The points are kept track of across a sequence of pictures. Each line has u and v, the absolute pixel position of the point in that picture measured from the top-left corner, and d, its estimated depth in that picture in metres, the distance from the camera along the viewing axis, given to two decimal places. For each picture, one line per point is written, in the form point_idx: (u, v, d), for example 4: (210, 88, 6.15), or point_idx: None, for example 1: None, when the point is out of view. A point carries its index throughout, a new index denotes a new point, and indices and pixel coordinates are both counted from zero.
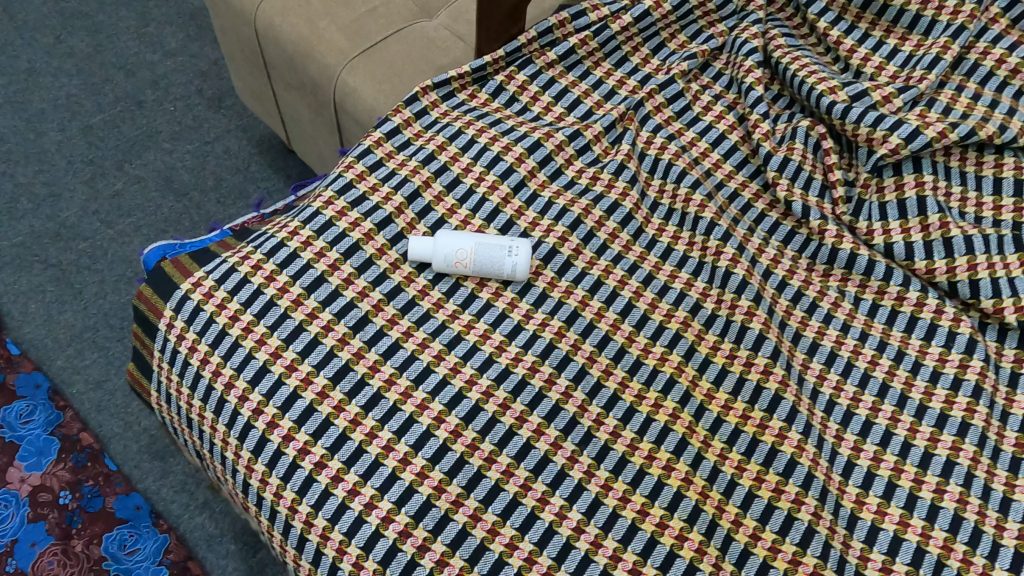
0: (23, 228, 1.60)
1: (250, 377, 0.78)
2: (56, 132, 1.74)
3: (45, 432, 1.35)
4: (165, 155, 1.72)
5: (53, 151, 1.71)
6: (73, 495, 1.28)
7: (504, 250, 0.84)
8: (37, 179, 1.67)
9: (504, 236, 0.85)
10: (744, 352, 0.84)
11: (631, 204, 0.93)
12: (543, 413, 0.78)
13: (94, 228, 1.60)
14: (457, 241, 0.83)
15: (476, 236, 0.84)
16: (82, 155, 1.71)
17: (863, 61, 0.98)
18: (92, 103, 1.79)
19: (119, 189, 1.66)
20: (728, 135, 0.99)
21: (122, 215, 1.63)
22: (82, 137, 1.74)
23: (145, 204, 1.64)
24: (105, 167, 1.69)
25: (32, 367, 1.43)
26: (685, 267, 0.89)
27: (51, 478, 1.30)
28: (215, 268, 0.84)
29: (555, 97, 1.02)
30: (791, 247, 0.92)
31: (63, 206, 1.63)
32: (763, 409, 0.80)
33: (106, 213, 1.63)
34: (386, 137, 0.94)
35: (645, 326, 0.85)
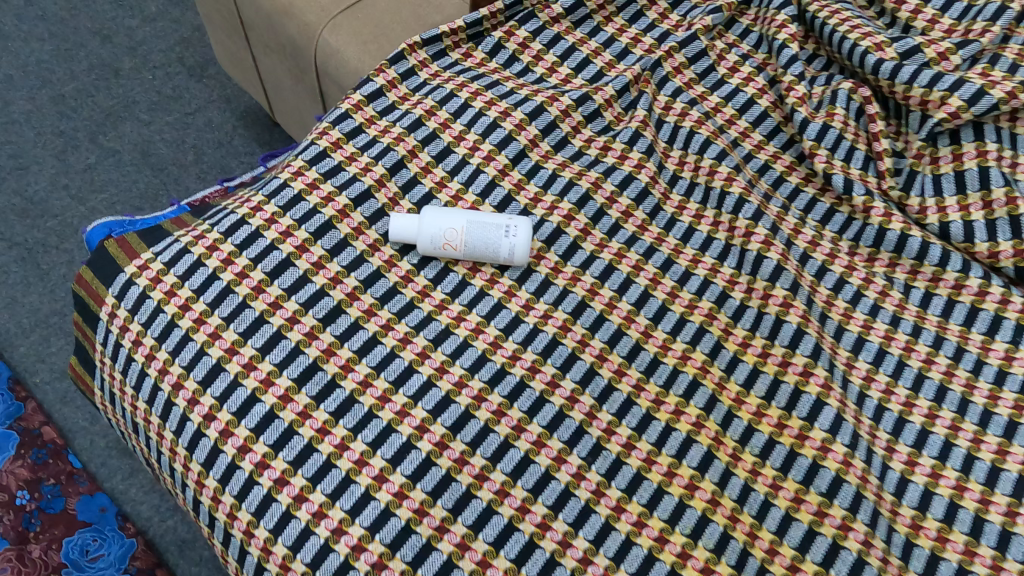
0: None
1: (201, 378, 0.67)
2: (25, 101, 1.62)
3: (3, 426, 1.24)
4: (142, 126, 1.60)
5: (22, 121, 1.59)
6: (32, 495, 1.18)
7: (500, 229, 0.72)
8: (3, 151, 1.55)
9: (499, 214, 0.73)
10: (779, 350, 0.72)
11: (647, 177, 0.81)
12: (544, 421, 0.67)
13: (63, 204, 1.49)
14: (445, 220, 0.72)
15: (467, 215, 0.72)
16: (53, 127, 1.59)
17: (913, 14, 0.85)
18: (64, 71, 1.67)
19: (91, 162, 1.54)
20: (758, 100, 0.86)
21: (94, 190, 1.51)
22: (53, 106, 1.62)
23: (118, 178, 1.52)
24: (77, 139, 1.57)
25: None
26: (709, 251, 0.78)
27: (10, 476, 1.19)
28: (165, 249, 0.72)
29: (561, 56, 0.90)
30: (830, 229, 0.80)
31: (30, 180, 1.52)
32: (803, 417, 0.69)
33: (76, 188, 1.51)
34: (367, 100, 0.82)
35: (664, 320, 0.73)
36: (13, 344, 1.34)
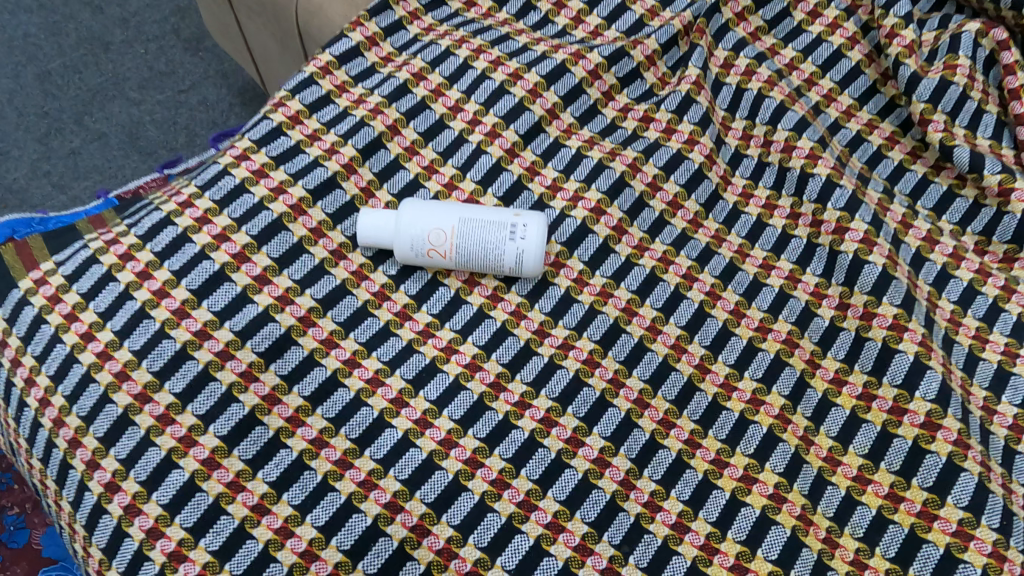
0: None
1: (103, 434, 0.49)
2: None
3: None
4: (179, 104, 1.26)
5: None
6: None
7: (503, 230, 0.53)
8: None
9: (502, 208, 0.55)
10: (889, 392, 0.52)
11: (701, 156, 0.62)
12: (562, 495, 0.50)
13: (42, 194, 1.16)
14: (429, 218, 0.54)
15: (460, 210, 0.54)
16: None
17: None
18: (51, 44, 1.29)
19: (74, 147, 1.21)
20: (848, 52, 0.66)
21: (79, 177, 1.19)
22: (44, 83, 1.25)
23: (106, 165, 1.20)
24: (62, 120, 1.23)
25: None
26: (785, 253, 0.58)
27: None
28: (69, 258, 0.54)
29: (589, 3, 0.70)
30: (947, 219, 0.59)
31: (9, 169, 1.19)
32: (927, 488, 0.49)
33: (59, 176, 1.19)
34: (338, 61, 0.63)
35: (727, 349, 0.54)
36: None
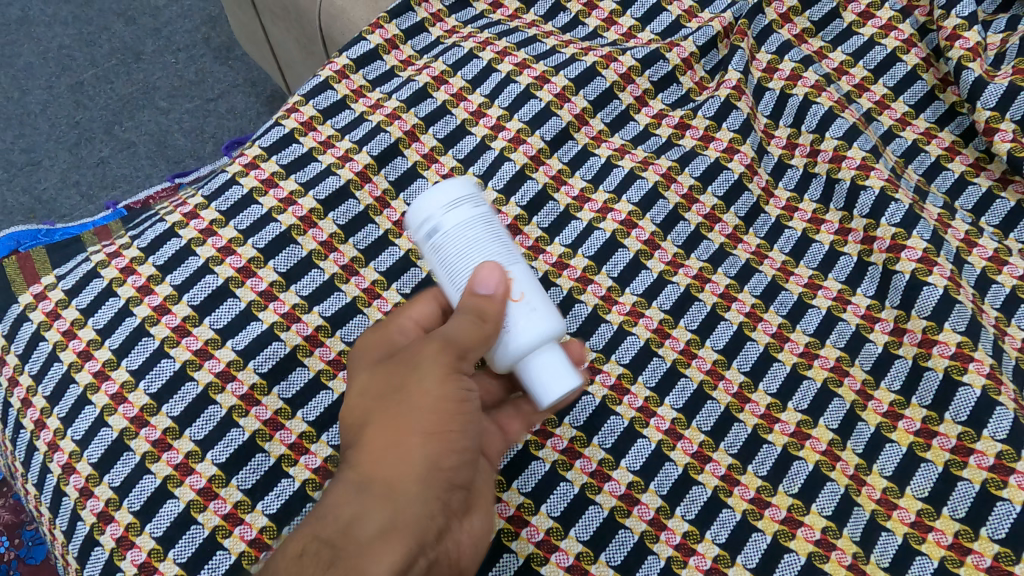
0: None
1: (97, 459, 0.47)
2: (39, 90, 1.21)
3: None
4: (206, 113, 1.20)
5: (34, 113, 1.19)
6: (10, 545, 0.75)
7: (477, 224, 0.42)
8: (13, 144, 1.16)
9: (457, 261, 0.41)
10: (951, 429, 0.46)
11: (741, 165, 0.58)
12: (587, 535, 0.45)
13: (74, 204, 1.12)
14: (519, 328, 0.41)
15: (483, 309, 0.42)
16: (19, 109, 1.19)
17: None
18: (85, 54, 1.23)
19: (104, 156, 1.16)
20: (903, 56, 0.61)
21: (106, 187, 1.14)
22: (68, 95, 1.20)
23: (134, 175, 1.15)
24: (91, 129, 1.18)
25: None
26: (833, 272, 0.53)
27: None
28: (69, 272, 0.52)
29: (622, 3, 0.66)
30: (1016, 236, 0.54)
31: (40, 178, 1.14)
32: (998, 540, 0.43)
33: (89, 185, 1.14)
34: (355, 65, 0.60)
35: (769, 376, 0.50)
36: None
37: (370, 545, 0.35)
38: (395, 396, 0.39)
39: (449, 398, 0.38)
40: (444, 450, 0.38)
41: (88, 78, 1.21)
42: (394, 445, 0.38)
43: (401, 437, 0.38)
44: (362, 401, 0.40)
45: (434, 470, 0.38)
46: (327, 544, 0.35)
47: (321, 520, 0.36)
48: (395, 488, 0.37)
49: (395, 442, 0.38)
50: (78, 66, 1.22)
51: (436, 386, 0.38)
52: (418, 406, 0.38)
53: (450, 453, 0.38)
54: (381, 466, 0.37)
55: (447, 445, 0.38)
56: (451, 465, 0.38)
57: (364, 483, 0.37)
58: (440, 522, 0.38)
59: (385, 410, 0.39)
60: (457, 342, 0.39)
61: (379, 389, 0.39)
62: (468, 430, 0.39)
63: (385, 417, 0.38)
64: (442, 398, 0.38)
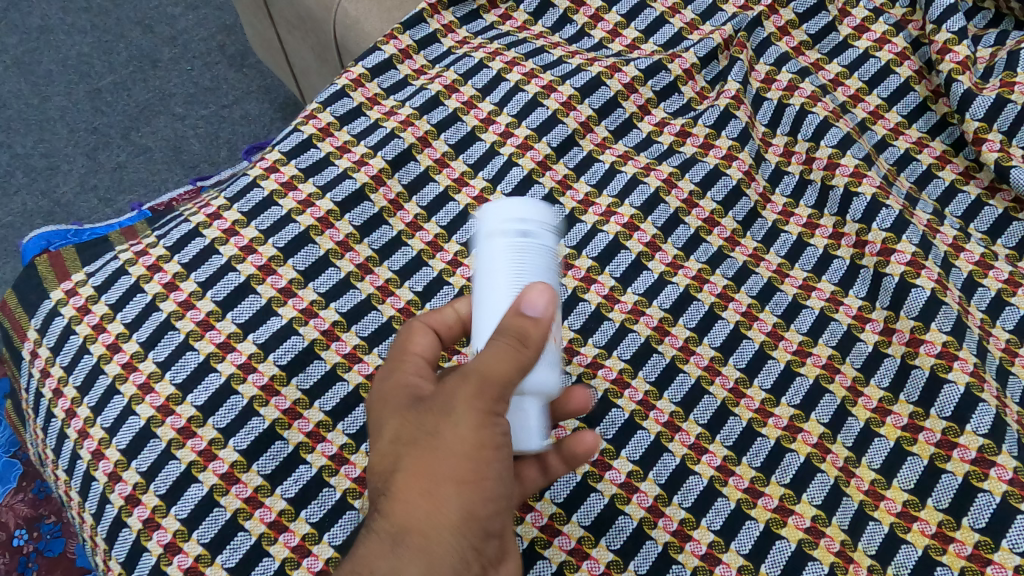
0: (12, 208, 1.15)
1: (125, 446, 0.49)
2: (60, 96, 1.25)
3: None
4: (221, 118, 1.23)
5: (55, 119, 1.23)
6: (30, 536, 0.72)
7: (527, 247, 0.39)
8: (34, 149, 1.20)
9: (494, 242, 0.39)
10: (936, 424, 0.49)
11: (740, 172, 0.60)
12: (588, 520, 0.48)
13: (91, 207, 1.15)
14: None
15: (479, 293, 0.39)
16: (40, 115, 1.23)
17: None
18: (102, 61, 1.28)
19: (121, 161, 1.19)
20: (896, 68, 0.64)
21: (124, 190, 1.17)
22: (88, 102, 1.24)
23: (150, 179, 1.18)
24: (109, 135, 1.21)
25: None
26: (827, 274, 0.56)
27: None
28: (99, 269, 0.55)
29: (627, 16, 0.69)
30: (1003, 242, 0.56)
31: (60, 182, 1.17)
32: (979, 529, 0.46)
33: (106, 189, 1.17)
34: (370, 74, 0.63)
35: (764, 372, 0.52)
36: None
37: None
38: (424, 442, 0.35)
39: (486, 444, 0.35)
40: (480, 497, 0.34)
41: (105, 84, 1.26)
42: (425, 494, 0.34)
43: (431, 485, 0.34)
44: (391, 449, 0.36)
45: (471, 520, 0.34)
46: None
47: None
48: (428, 540, 0.33)
49: (425, 490, 0.34)
50: (96, 73, 1.27)
51: (472, 430, 0.34)
52: (451, 451, 0.34)
53: (487, 502, 0.35)
54: (412, 515, 0.34)
55: (483, 495, 0.34)
56: (488, 514, 0.35)
57: (395, 535, 0.34)
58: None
59: (414, 456, 0.35)
60: (488, 376, 0.34)
61: (411, 436, 0.35)
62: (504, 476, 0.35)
63: (414, 462, 0.35)
64: (481, 443, 0.34)
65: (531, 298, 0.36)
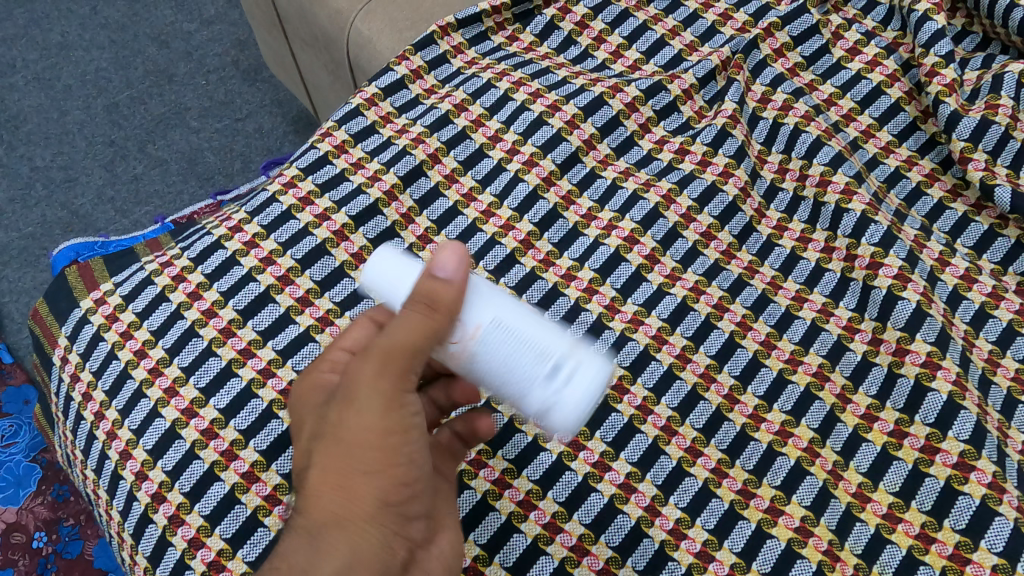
0: (32, 219, 1.19)
1: (152, 446, 0.52)
2: (79, 111, 1.29)
3: (26, 459, 0.95)
4: (235, 132, 1.27)
5: (74, 132, 1.27)
6: (49, 538, 0.90)
7: (546, 379, 0.41)
8: (53, 162, 1.24)
9: (566, 334, 0.42)
10: (920, 430, 0.51)
11: (736, 188, 0.63)
12: (588, 519, 0.50)
13: (109, 219, 1.19)
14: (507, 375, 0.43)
15: (534, 309, 0.44)
16: (60, 129, 1.27)
17: None
18: (119, 76, 1.32)
19: (138, 173, 1.22)
20: (887, 89, 0.67)
21: (140, 203, 1.20)
22: (106, 116, 1.28)
23: (166, 192, 1.21)
24: (126, 148, 1.25)
25: (25, 379, 1.04)
26: (818, 286, 0.58)
27: (27, 515, 0.91)
28: (126, 280, 0.58)
29: (628, 38, 0.72)
30: (988, 257, 0.59)
31: (78, 194, 1.21)
32: (960, 530, 0.48)
33: (123, 202, 1.20)
34: (384, 94, 0.67)
35: (757, 379, 0.55)
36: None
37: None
38: (333, 434, 0.40)
39: (393, 426, 0.39)
40: (391, 486, 0.39)
41: (123, 99, 1.30)
42: (341, 487, 0.39)
43: (344, 478, 0.39)
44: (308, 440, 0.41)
45: (386, 508, 0.39)
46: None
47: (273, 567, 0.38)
48: (349, 531, 0.39)
49: (341, 484, 0.39)
50: (114, 87, 1.31)
51: (381, 418, 0.39)
52: (356, 443, 0.39)
53: (400, 486, 0.40)
54: (329, 508, 0.39)
55: (394, 480, 0.40)
56: (403, 499, 0.40)
57: (312, 530, 0.39)
58: (402, 557, 0.41)
59: (327, 448, 0.40)
60: (405, 359, 0.39)
61: (323, 430, 0.40)
62: (418, 458, 0.40)
63: (327, 457, 0.40)
64: (383, 431, 0.39)
65: (441, 260, 0.40)
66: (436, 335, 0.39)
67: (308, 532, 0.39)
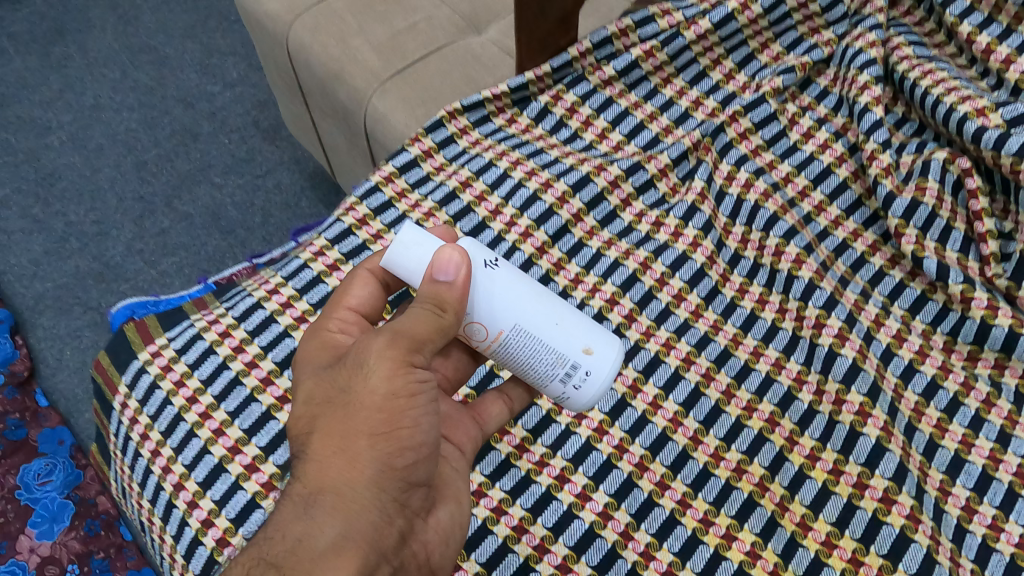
0: (66, 269, 1.29)
1: (202, 478, 0.61)
2: (110, 168, 1.40)
3: (61, 495, 1.04)
4: (255, 187, 1.37)
5: (105, 188, 1.38)
6: (81, 571, 0.99)
7: (570, 370, 0.53)
8: (85, 217, 1.34)
9: (580, 333, 0.53)
10: (853, 468, 0.61)
11: (703, 257, 0.73)
12: (572, 541, 0.59)
13: (137, 268, 1.28)
14: (549, 338, 0.52)
15: (550, 300, 0.53)
16: (92, 185, 1.38)
17: (1004, 63, 0.74)
18: (148, 136, 1.44)
19: (165, 227, 1.33)
20: (836, 169, 0.77)
21: (166, 254, 1.30)
22: (135, 173, 1.39)
23: (190, 243, 1.31)
24: (153, 203, 1.36)
25: (59, 421, 1.12)
26: (773, 342, 0.68)
27: (61, 548, 1.00)
28: (178, 335, 0.68)
29: (612, 122, 0.83)
30: (921, 318, 0.68)
31: (108, 246, 1.31)
32: (882, 555, 0.57)
33: (150, 253, 1.30)
34: (400, 171, 0.78)
35: (717, 424, 0.64)
36: (35, 335, 1.22)
37: (319, 557, 0.43)
38: (341, 400, 0.46)
39: (399, 392, 0.46)
40: (393, 449, 0.46)
41: (151, 157, 1.41)
42: (343, 452, 0.45)
43: (348, 443, 0.45)
44: (310, 409, 0.48)
45: (387, 471, 0.46)
46: (273, 565, 0.42)
47: (272, 533, 0.44)
48: (346, 495, 0.45)
49: (343, 448, 0.45)
50: (143, 147, 1.43)
51: (383, 384, 0.46)
52: (363, 405, 0.45)
53: (401, 452, 0.46)
54: (330, 473, 0.45)
55: (398, 443, 0.46)
56: (405, 464, 0.47)
57: (310, 497, 0.45)
58: (398, 526, 0.47)
59: (333, 414, 0.46)
60: (396, 333, 0.47)
61: (329, 399, 0.47)
62: (420, 424, 0.47)
63: (332, 422, 0.46)
64: (388, 394, 0.46)
65: (444, 266, 0.49)
66: (443, 329, 0.48)
67: (307, 499, 0.45)
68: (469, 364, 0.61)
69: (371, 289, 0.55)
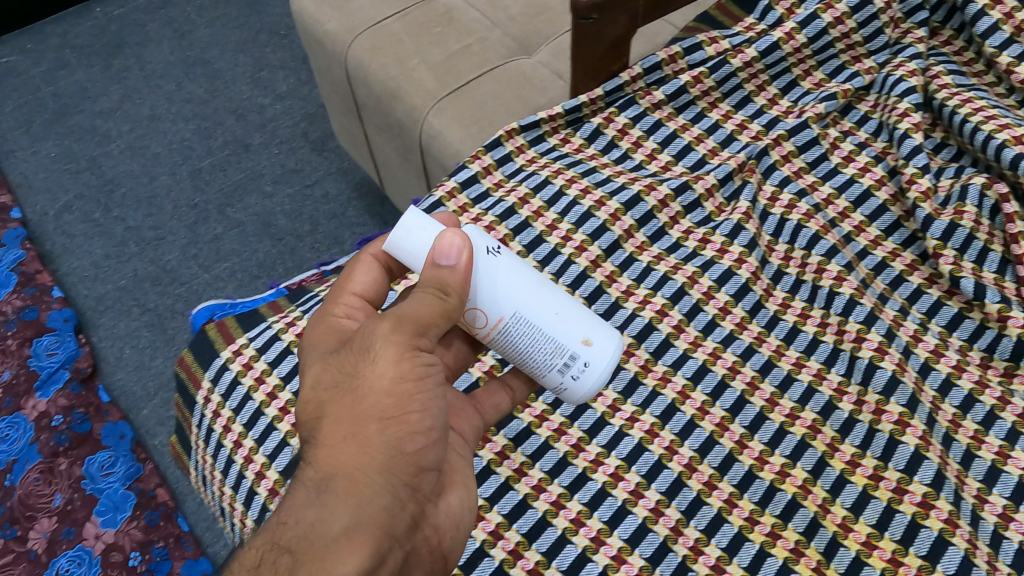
0: (125, 272, 1.35)
1: (282, 468, 0.66)
2: (166, 176, 1.47)
3: (123, 486, 1.10)
4: (305, 197, 1.43)
5: (162, 195, 1.44)
6: (143, 558, 1.04)
7: (568, 360, 0.56)
8: (143, 222, 1.41)
9: (580, 326, 0.56)
10: (892, 474, 0.64)
11: (748, 272, 0.77)
12: (626, 534, 0.63)
13: (192, 272, 1.34)
14: (549, 329, 0.56)
15: (553, 292, 0.57)
16: (149, 192, 1.45)
17: None
18: (202, 145, 1.51)
19: (218, 233, 1.39)
20: (876, 192, 0.81)
21: (220, 258, 1.36)
22: (190, 181, 1.46)
23: (242, 249, 1.37)
24: (207, 210, 1.42)
25: (120, 416, 1.18)
26: (815, 354, 0.72)
27: (124, 536, 1.05)
28: (258, 335, 0.73)
29: (661, 143, 0.87)
30: (957, 335, 0.73)
31: (165, 251, 1.37)
32: (922, 555, 0.60)
33: (205, 258, 1.36)
34: (461, 186, 0.83)
35: (763, 429, 0.68)
36: (97, 334, 1.28)
37: (330, 542, 0.47)
38: (349, 384, 0.50)
39: (405, 376, 0.50)
40: (403, 434, 0.50)
41: (205, 165, 1.48)
42: (353, 438, 0.49)
43: (358, 429, 0.49)
44: (317, 394, 0.51)
45: (397, 455, 0.50)
46: (285, 550, 0.46)
47: (285, 518, 0.48)
48: (356, 480, 0.49)
49: (353, 434, 0.49)
50: (197, 156, 1.49)
51: (390, 368, 0.49)
52: (372, 389, 0.49)
53: (411, 435, 0.50)
54: (341, 457, 0.49)
55: (406, 427, 0.50)
56: (414, 448, 0.50)
57: (321, 484, 0.49)
58: (410, 509, 0.51)
59: (340, 400, 0.50)
60: (399, 318, 0.50)
61: (337, 382, 0.50)
62: (428, 409, 0.51)
63: (340, 408, 0.50)
64: (396, 377, 0.49)
65: (446, 251, 0.53)
66: (446, 313, 0.52)
67: (318, 486, 0.49)
68: (468, 353, 0.65)
69: (374, 274, 0.60)
